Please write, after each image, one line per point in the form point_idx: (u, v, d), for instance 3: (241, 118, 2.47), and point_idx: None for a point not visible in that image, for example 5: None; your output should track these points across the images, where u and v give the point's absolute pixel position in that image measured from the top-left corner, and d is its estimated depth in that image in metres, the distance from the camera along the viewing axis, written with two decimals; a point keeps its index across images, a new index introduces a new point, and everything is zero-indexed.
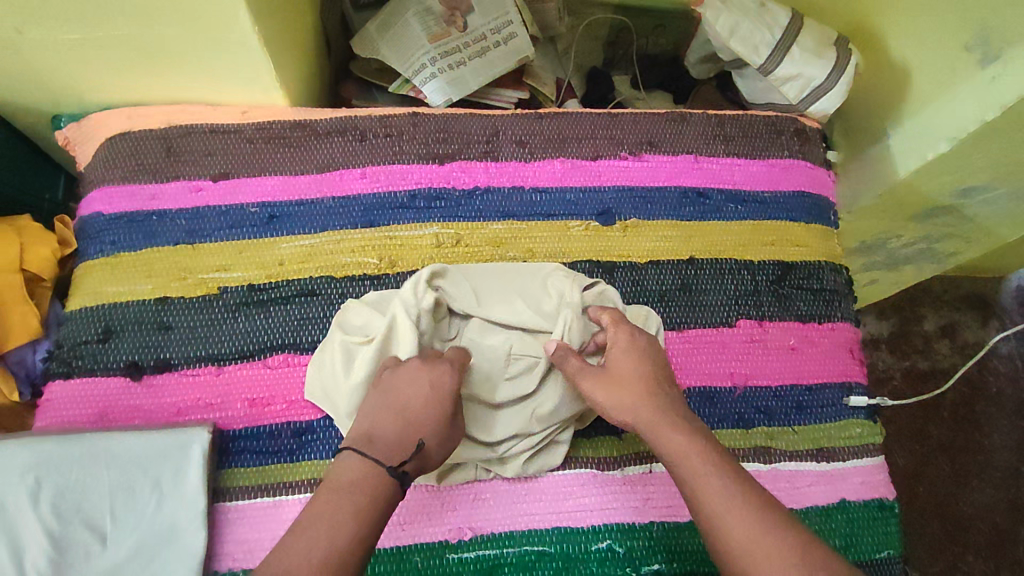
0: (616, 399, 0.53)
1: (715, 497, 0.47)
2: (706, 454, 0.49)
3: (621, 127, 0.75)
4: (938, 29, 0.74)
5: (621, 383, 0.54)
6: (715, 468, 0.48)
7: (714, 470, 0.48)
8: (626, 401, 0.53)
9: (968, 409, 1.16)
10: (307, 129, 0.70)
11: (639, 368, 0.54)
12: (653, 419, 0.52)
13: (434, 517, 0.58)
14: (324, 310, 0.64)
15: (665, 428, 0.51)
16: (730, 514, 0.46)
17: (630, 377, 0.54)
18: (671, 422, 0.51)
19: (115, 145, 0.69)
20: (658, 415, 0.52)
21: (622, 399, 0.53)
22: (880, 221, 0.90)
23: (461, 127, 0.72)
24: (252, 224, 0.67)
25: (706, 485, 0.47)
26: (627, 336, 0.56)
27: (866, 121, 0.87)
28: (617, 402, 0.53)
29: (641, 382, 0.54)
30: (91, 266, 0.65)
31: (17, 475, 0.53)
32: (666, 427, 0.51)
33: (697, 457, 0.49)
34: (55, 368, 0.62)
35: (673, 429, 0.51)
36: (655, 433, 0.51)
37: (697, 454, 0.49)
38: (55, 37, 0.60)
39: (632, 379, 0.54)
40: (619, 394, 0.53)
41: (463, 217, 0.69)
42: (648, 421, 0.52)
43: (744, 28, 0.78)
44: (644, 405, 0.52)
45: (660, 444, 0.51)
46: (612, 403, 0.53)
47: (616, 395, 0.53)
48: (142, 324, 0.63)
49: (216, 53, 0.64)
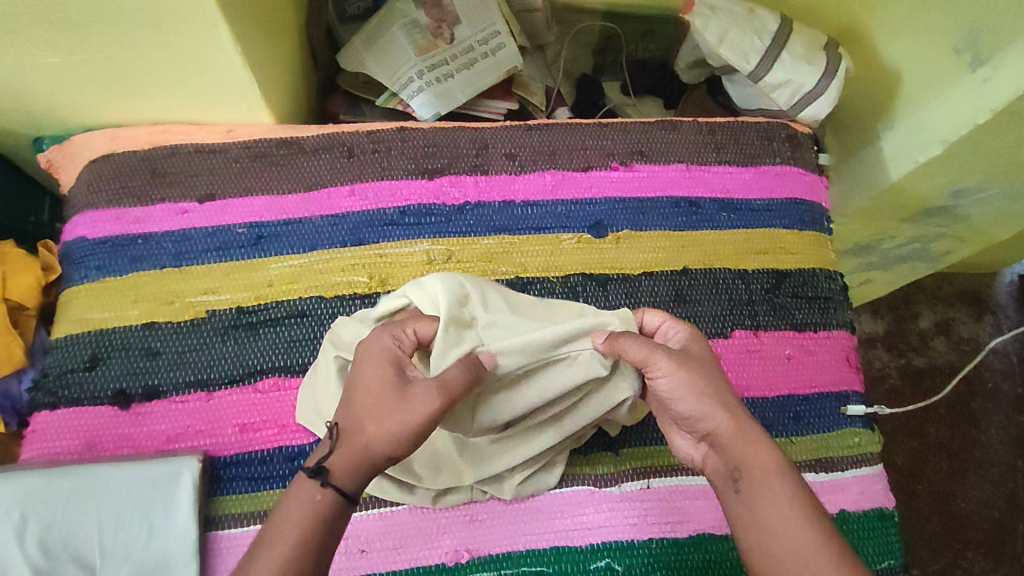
0: (695, 397, 0.49)
1: (785, 523, 0.45)
2: (786, 475, 0.47)
3: (611, 137, 0.74)
4: (928, 31, 0.74)
5: (703, 384, 0.50)
6: (794, 496, 0.46)
7: (795, 499, 0.46)
8: (711, 405, 0.49)
9: (965, 406, 1.15)
10: (293, 147, 0.69)
11: (718, 382, 0.51)
12: (736, 435, 0.49)
13: (430, 540, 0.57)
14: (315, 331, 0.63)
15: (749, 443, 0.48)
16: (802, 543, 0.44)
17: (711, 386, 0.50)
18: (754, 437, 0.49)
19: (99, 168, 0.68)
20: (742, 427, 0.49)
21: (702, 400, 0.49)
22: (873, 223, 0.89)
23: (449, 141, 0.71)
24: (240, 245, 0.66)
25: (783, 513, 0.45)
26: (705, 349, 0.54)
27: (858, 123, 0.86)
28: (696, 401, 0.49)
29: (722, 390, 0.50)
30: (76, 292, 0.64)
31: (3, 511, 0.52)
32: (751, 442, 0.48)
33: (779, 482, 0.47)
34: (40, 398, 0.61)
35: (756, 448, 0.48)
36: (737, 445, 0.48)
37: (780, 474, 0.47)
38: (34, 60, 0.59)
39: (713, 386, 0.50)
40: (701, 394, 0.49)
41: (454, 233, 0.68)
42: (731, 433, 0.49)
43: (733, 35, 0.77)
44: (730, 417, 0.49)
45: (737, 457, 0.48)
46: (686, 401, 0.50)
47: (698, 392, 0.49)
48: (129, 350, 0.62)
49: (199, 73, 0.63)
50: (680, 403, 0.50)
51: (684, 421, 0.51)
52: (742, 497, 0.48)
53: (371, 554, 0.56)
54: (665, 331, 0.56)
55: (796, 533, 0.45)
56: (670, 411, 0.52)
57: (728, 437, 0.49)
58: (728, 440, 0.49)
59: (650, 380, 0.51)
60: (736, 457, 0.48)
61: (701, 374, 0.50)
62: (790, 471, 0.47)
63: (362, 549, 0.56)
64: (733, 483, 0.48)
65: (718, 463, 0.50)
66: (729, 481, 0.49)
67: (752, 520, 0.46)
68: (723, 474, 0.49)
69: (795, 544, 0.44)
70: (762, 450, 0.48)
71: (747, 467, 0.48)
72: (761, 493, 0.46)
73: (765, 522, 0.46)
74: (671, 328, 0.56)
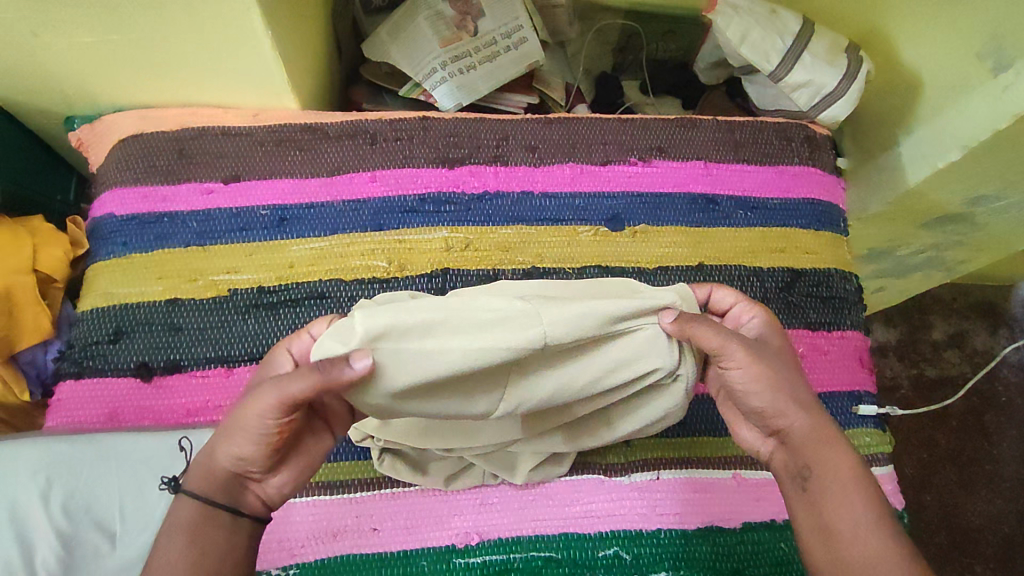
0: (770, 392, 0.48)
1: (856, 527, 0.45)
2: (860, 478, 0.47)
3: (631, 133, 0.75)
4: (951, 35, 0.74)
5: (777, 379, 0.49)
6: (866, 498, 0.46)
7: (866, 502, 0.46)
8: (788, 402, 0.49)
9: (977, 418, 1.15)
10: (317, 133, 0.71)
11: (789, 371, 0.50)
12: (811, 432, 0.48)
13: (442, 521, 0.58)
14: (333, 313, 0.64)
15: (823, 439, 0.48)
16: (871, 548, 0.44)
17: (785, 381, 0.49)
18: (829, 435, 0.48)
19: (127, 147, 0.70)
20: (818, 423, 0.49)
21: (777, 394, 0.49)
22: (889, 228, 0.89)
23: (471, 132, 0.72)
24: (263, 227, 0.67)
25: (851, 516, 0.46)
26: (780, 342, 0.52)
27: (877, 128, 0.86)
28: (772, 395, 0.49)
29: (797, 384, 0.50)
30: (103, 267, 0.66)
31: (29, 474, 0.55)
32: (826, 440, 0.48)
33: (851, 484, 0.47)
34: (66, 367, 0.62)
35: (831, 449, 0.48)
36: (812, 443, 0.48)
37: (853, 476, 0.47)
38: (72, 40, 0.60)
39: (788, 378, 0.50)
40: (777, 388, 0.49)
41: (472, 222, 0.69)
42: (808, 430, 0.48)
43: (754, 35, 0.78)
44: (808, 415, 0.49)
45: (809, 455, 0.48)
46: (760, 395, 0.49)
47: (773, 386, 0.49)
48: (152, 325, 0.63)
49: (228, 57, 0.64)
50: (756, 396, 0.49)
51: (754, 415, 0.50)
52: (809, 493, 0.48)
53: (383, 533, 0.57)
54: (739, 314, 0.55)
55: (866, 539, 0.45)
56: (740, 403, 0.51)
57: (802, 435, 0.48)
58: (803, 437, 0.48)
59: (720, 370, 0.49)
60: (808, 454, 0.48)
61: (775, 366, 0.49)
62: (862, 471, 0.47)
63: (374, 528, 0.57)
64: (799, 481, 0.48)
65: (787, 459, 0.50)
66: (796, 479, 0.49)
67: (821, 518, 0.46)
68: (791, 473, 0.49)
69: (864, 549, 0.44)
70: (835, 447, 0.48)
71: (819, 464, 0.48)
72: (833, 493, 0.47)
73: (833, 525, 0.46)
74: (746, 313, 0.55)
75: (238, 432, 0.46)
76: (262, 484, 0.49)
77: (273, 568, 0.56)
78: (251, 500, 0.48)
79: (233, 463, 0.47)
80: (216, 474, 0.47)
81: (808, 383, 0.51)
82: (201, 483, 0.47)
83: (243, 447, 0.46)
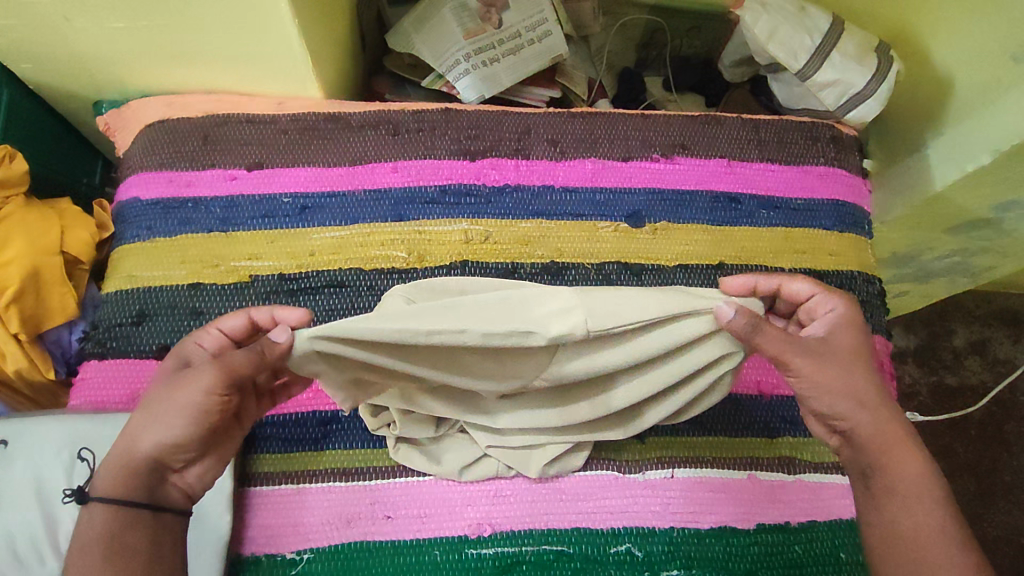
0: (832, 397, 0.50)
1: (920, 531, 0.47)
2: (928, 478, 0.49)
3: (655, 129, 0.74)
4: (983, 38, 0.72)
5: (839, 384, 0.50)
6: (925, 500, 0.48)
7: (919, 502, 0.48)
8: (852, 408, 0.50)
9: (997, 428, 1.13)
10: (341, 122, 0.71)
11: (856, 373, 0.50)
12: (881, 439, 0.50)
13: (454, 512, 0.58)
14: (350, 302, 0.65)
15: (893, 446, 0.50)
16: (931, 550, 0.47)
17: (848, 387, 0.50)
18: (897, 438, 0.50)
19: (154, 133, 0.70)
20: (884, 426, 0.50)
21: (839, 400, 0.50)
22: (914, 232, 0.88)
23: (493, 125, 0.72)
24: (285, 214, 0.67)
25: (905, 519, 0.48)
26: (848, 344, 0.51)
27: (904, 130, 0.85)
28: (835, 401, 0.50)
29: (863, 389, 0.50)
30: (127, 250, 0.67)
31: (55, 451, 0.57)
32: (893, 443, 0.50)
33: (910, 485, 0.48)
34: (90, 348, 0.63)
35: (901, 452, 0.49)
36: (878, 447, 0.50)
37: (926, 479, 0.49)
38: (103, 26, 0.61)
39: (854, 384, 0.50)
40: (843, 395, 0.50)
41: (492, 214, 0.69)
42: (871, 434, 0.50)
43: (782, 31, 0.76)
44: (871, 418, 0.50)
45: (873, 456, 0.50)
46: (824, 401, 0.50)
47: (835, 391, 0.50)
48: (174, 309, 0.64)
49: (254, 45, 0.65)
50: (818, 401, 0.50)
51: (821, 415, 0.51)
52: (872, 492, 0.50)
53: (397, 521, 0.58)
54: (816, 305, 0.54)
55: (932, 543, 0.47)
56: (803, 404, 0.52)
57: (869, 438, 0.50)
58: (868, 438, 0.50)
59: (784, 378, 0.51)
60: (875, 456, 0.50)
61: (841, 374, 0.50)
62: (922, 472, 0.49)
63: (387, 516, 0.58)
64: (864, 477, 0.51)
65: (851, 454, 0.51)
66: (860, 476, 0.51)
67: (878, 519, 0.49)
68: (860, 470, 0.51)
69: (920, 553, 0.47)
70: (901, 448, 0.50)
71: (887, 466, 0.49)
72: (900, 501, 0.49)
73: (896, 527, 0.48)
74: (823, 305, 0.54)
75: (172, 421, 0.48)
76: (182, 478, 0.50)
77: (287, 551, 0.57)
78: (171, 493, 0.50)
79: (156, 453, 0.48)
80: (132, 468, 0.48)
81: (883, 387, 0.51)
82: (113, 483, 0.48)
83: (172, 435, 0.48)
